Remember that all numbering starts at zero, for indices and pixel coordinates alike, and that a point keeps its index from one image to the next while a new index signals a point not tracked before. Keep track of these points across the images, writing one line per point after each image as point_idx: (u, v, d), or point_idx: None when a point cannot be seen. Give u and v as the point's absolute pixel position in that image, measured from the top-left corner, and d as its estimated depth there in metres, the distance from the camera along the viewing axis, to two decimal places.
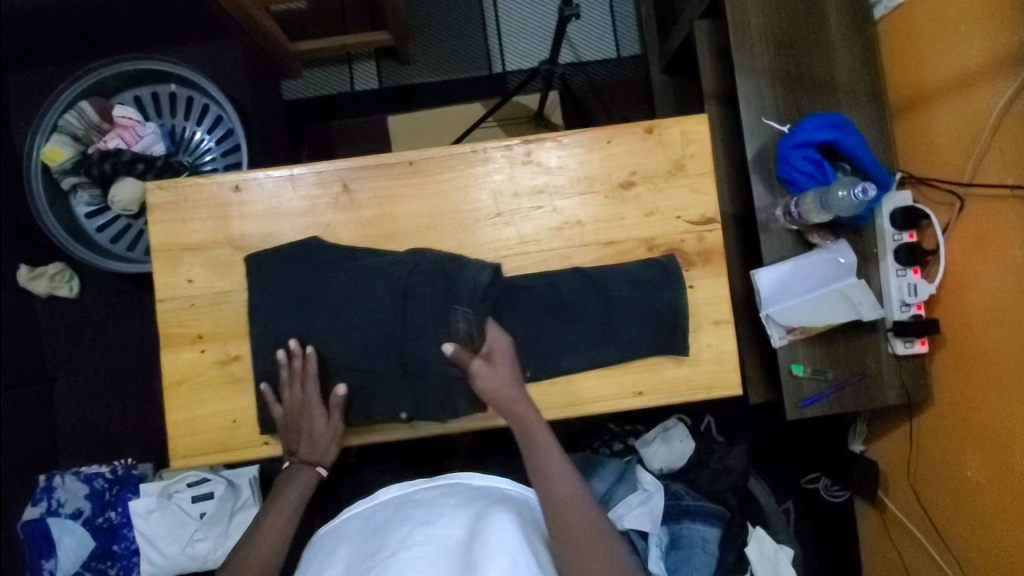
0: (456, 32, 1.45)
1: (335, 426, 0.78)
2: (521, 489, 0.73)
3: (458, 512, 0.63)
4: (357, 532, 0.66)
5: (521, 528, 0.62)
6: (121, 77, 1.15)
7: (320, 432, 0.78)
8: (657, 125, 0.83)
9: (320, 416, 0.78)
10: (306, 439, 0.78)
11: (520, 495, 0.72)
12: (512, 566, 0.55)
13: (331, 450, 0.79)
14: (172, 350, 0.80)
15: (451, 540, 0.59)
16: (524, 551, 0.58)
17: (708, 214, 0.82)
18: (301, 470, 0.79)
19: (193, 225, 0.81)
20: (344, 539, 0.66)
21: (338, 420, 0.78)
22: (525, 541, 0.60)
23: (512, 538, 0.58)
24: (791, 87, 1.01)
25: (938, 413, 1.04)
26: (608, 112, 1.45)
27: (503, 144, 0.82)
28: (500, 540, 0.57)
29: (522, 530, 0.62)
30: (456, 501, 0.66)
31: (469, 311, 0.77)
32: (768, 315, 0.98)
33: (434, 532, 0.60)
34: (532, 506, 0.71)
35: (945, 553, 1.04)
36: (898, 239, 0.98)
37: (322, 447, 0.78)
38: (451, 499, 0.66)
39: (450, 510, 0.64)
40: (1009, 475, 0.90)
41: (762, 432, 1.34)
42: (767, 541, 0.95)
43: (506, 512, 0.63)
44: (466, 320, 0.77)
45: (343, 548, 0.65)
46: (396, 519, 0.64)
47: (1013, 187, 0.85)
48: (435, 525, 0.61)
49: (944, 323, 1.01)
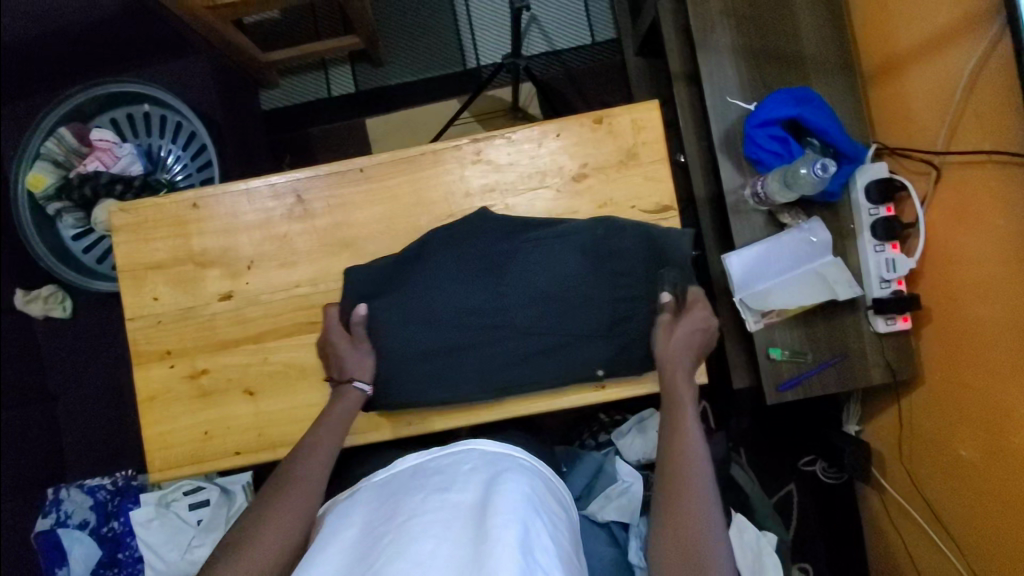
0: (428, 29, 1.44)
1: (362, 343, 0.79)
2: (535, 462, 0.68)
3: (472, 479, 0.60)
4: (373, 497, 0.63)
5: (534, 501, 0.59)
6: (97, 101, 1.18)
7: (350, 356, 0.77)
8: (606, 114, 0.82)
9: (348, 339, 0.78)
10: (342, 364, 0.77)
11: (534, 466, 0.67)
12: (525, 537, 0.52)
13: (367, 368, 0.78)
14: (143, 366, 0.83)
15: (465, 508, 0.57)
16: (537, 522, 0.56)
17: (663, 202, 0.81)
18: (343, 395, 0.76)
19: (155, 243, 0.83)
20: (361, 504, 0.63)
21: (363, 336, 0.79)
22: (539, 516, 0.57)
23: (524, 510, 0.56)
24: (756, 62, 0.98)
25: (926, 390, 1.01)
26: (585, 99, 1.43)
27: (453, 145, 0.82)
28: (511, 511, 0.54)
29: (538, 505, 0.59)
30: (470, 468, 0.62)
31: (678, 277, 0.79)
32: (741, 300, 0.96)
33: (448, 498, 0.58)
34: (547, 480, 0.66)
35: (942, 532, 1.01)
36: (875, 213, 0.95)
37: (361, 363, 0.78)
38: (465, 466, 0.63)
39: (463, 476, 0.61)
40: (1004, 453, 0.87)
41: (756, 417, 1.31)
42: (751, 530, 0.94)
43: (521, 486, 0.60)
44: (673, 281, 0.79)
45: (359, 512, 0.61)
46: (410, 486, 0.61)
47: (990, 153, 0.81)
48: (449, 491, 0.58)
49: (928, 297, 0.98)
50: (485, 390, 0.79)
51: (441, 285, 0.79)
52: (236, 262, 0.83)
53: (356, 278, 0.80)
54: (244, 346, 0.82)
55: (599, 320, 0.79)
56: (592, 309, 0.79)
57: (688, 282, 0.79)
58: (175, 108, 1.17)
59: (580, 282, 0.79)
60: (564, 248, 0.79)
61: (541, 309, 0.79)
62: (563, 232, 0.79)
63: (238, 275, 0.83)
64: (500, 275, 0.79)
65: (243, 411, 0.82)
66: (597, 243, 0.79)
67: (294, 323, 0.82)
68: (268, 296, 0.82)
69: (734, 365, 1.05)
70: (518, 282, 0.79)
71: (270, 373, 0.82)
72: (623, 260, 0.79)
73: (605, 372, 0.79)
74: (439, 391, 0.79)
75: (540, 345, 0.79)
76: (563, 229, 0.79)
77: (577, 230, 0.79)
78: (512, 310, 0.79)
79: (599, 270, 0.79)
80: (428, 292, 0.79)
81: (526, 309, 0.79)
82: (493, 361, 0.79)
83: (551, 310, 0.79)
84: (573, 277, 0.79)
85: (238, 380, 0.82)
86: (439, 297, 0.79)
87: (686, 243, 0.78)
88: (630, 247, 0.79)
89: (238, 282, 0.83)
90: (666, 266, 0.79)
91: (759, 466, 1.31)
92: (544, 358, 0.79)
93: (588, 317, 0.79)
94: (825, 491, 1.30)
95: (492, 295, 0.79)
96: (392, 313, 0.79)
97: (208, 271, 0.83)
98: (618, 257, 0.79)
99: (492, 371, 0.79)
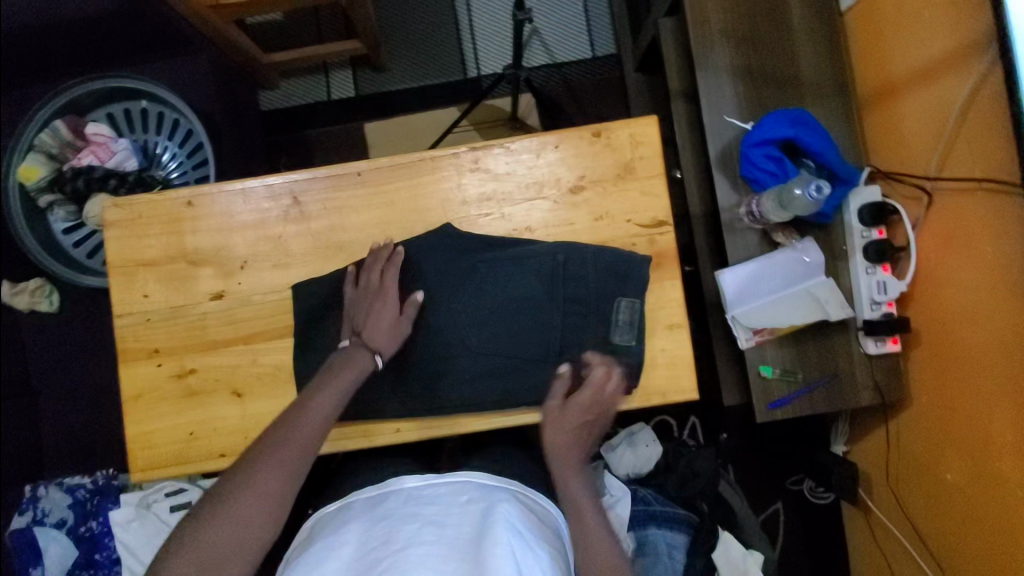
0: (430, 38, 1.45)
1: (404, 324, 0.78)
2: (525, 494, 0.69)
3: (467, 512, 0.61)
4: (364, 517, 0.62)
5: (529, 532, 0.59)
6: (94, 95, 1.19)
7: (390, 323, 0.77)
8: (604, 128, 0.83)
9: (394, 316, 0.77)
10: (380, 330, 0.76)
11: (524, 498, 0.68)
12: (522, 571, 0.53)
13: (392, 348, 0.77)
14: (130, 364, 0.82)
15: (460, 538, 0.57)
16: (532, 554, 0.56)
17: (659, 217, 0.82)
18: (357, 351, 0.74)
19: (148, 240, 0.83)
20: (352, 523, 0.62)
21: (408, 324, 0.78)
22: (535, 548, 0.58)
23: (516, 540, 0.56)
24: (755, 82, 1.00)
25: (914, 413, 1.01)
26: (583, 111, 1.44)
27: (451, 153, 0.83)
28: (510, 543, 0.55)
29: (532, 535, 0.59)
30: (465, 500, 0.62)
31: (633, 301, 0.79)
32: (734, 317, 0.96)
33: (444, 530, 0.57)
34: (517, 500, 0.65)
35: (927, 556, 1.01)
36: (866, 236, 0.96)
37: (390, 335, 0.77)
38: (461, 497, 0.63)
39: (459, 508, 0.61)
40: (990, 480, 0.87)
41: (745, 433, 1.32)
42: (736, 547, 0.94)
43: (516, 518, 0.60)
44: (629, 308, 0.79)
45: (350, 530, 0.61)
46: (404, 512, 0.61)
47: (980, 180, 0.83)
48: (444, 524, 0.58)
49: (917, 321, 0.99)
50: (469, 397, 0.78)
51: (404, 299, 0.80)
52: (228, 262, 0.82)
53: (312, 287, 0.80)
54: (234, 347, 0.82)
55: (537, 344, 0.78)
56: (530, 331, 0.79)
57: (642, 307, 0.79)
58: (173, 106, 1.17)
59: (534, 302, 0.79)
60: (512, 268, 0.79)
61: (473, 330, 0.79)
62: (504, 252, 0.80)
63: (231, 275, 0.82)
64: (456, 293, 0.80)
65: (230, 413, 0.81)
66: (546, 265, 0.79)
67: (284, 326, 0.81)
68: (259, 296, 0.82)
69: (724, 381, 1.06)
70: (474, 297, 0.79)
71: (259, 375, 0.81)
72: (628, 279, 0.79)
73: (557, 398, 0.78)
74: (430, 397, 0.78)
75: (488, 365, 0.78)
76: (520, 251, 0.79)
77: (585, 248, 0.79)
78: (467, 330, 0.79)
79: (555, 294, 0.79)
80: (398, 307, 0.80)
81: (478, 328, 0.79)
82: (486, 367, 0.78)
83: (503, 329, 0.79)
84: (527, 295, 0.79)
85: (225, 381, 0.81)
86: (428, 308, 0.80)
87: (644, 268, 0.78)
88: (580, 272, 0.79)
89: (231, 282, 0.82)
90: (624, 292, 0.79)
91: (746, 484, 1.31)
92: (542, 368, 0.78)
93: (598, 329, 0.79)
94: (813, 512, 1.30)
95: (482, 307, 0.79)
96: None
97: (200, 270, 0.82)
98: (574, 282, 0.79)
99: (487, 380, 0.78)
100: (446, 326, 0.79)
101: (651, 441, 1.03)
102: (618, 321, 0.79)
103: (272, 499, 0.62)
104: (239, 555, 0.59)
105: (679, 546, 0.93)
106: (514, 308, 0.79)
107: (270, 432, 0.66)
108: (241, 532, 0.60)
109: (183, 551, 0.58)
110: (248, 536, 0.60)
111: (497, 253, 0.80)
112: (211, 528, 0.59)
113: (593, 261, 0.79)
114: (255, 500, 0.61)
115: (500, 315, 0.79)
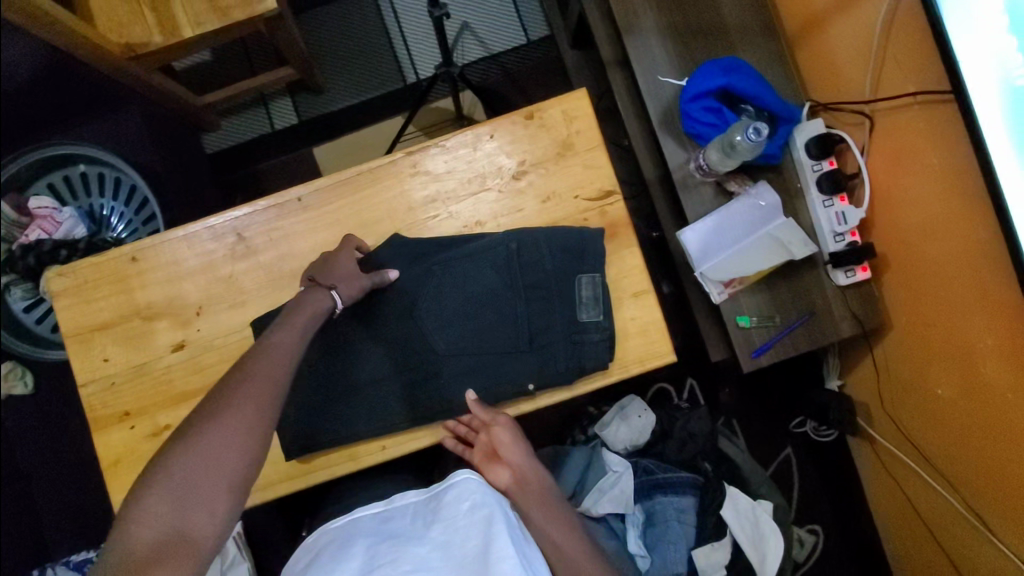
0: (362, 51, 1.44)
1: (365, 280, 0.76)
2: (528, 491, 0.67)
3: (471, 521, 0.59)
4: (372, 533, 0.61)
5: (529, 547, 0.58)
6: (30, 169, 1.17)
7: (349, 272, 0.75)
8: (536, 109, 0.82)
9: (354, 268, 0.76)
10: (342, 273, 0.75)
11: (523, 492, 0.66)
12: None
13: (349, 295, 0.75)
14: (102, 431, 0.80)
15: (467, 556, 0.55)
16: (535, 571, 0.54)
17: (606, 187, 0.81)
18: (313, 291, 0.73)
19: (98, 303, 0.81)
20: (359, 536, 0.61)
21: (369, 281, 0.76)
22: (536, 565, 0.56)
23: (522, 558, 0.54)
24: (682, 37, 0.99)
25: (897, 335, 1.01)
26: (527, 97, 1.43)
27: (388, 161, 0.82)
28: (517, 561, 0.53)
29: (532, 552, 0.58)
30: (468, 506, 0.60)
31: (594, 276, 0.78)
32: (702, 274, 0.96)
33: (451, 550, 0.56)
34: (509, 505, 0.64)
35: (934, 473, 1.01)
36: (818, 169, 0.96)
37: (348, 282, 0.75)
38: (464, 503, 0.61)
39: (464, 519, 0.59)
40: (978, 388, 0.88)
41: (741, 387, 1.32)
42: (745, 500, 0.94)
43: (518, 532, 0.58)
44: (591, 284, 0.78)
45: (358, 543, 0.60)
46: (413, 532, 0.60)
47: (914, 94, 0.83)
48: (451, 543, 0.57)
49: (881, 245, 0.99)
50: (448, 401, 0.77)
51: (366, 315, 0.79)
52: (184, 311, 0.81)
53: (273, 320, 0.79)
54: (206, 395, 0.80)
55: (506, 335, 0.77)
56: (498, 324, 0.78)
57: (604, 281, 0.78)
58: (112, 164, 1.16)
59: (497, 295, 0.78)
60: (468, 264, 0.78)
61: (440, 334, 0.78)
62: (459, 250, 0.79)
63: (188, 323, 0.81)
64: (417, 299, 0.79)
65: None
66: (504, 255, 0.78)
67: None
68: (221, 339, 0.80)
69: (706, 339, 1.05)
70: (436, 300, 0.78)
71: None
72: (585, 256, 0.78)
73: (536, 386, 0.77)
74: (409, 409, 0.77)
75: (461, 366, 0.77)
76: (472, 246, 0.79)
77: (537, 231, 0.79)
78: (433, 334, 0.78)
79: (515, 282, 0.78)
80: (362, 324, 0.79)
81: (445, 331, 0.78)
82: (460, 368, 0.77)
83: (469, 326, 0.78)
84: (488, 288, 0.78)
85: None
86: (392, 320, 0.79)
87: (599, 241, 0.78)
88: (535, 258, 0.78)
89: (190, 330, 0.81)
90: (584, 269, 0.78)
91: (752, 435, 1.31)
92: (516, 359, 0.77)
93: (564, 311, 0.78)
94: (821, 451, 1.30)
95: (445, 309, 0.78)
96: (345, 341, 0.79)
97: (157, 323, 0.81)
98: (532, 267, 0.78)
99: (463, 381, 0.77)
100: (413, 334, 0.79)
101: (642, 411, 1.01)
102: (583, 299, 0.78)
103: (249, 424, 0.60)
104: (216, 482, 0.57)
105: (688, 509, 0.93)
106: (477, 303, 0.78)
107: (240, 366, 0.65)
108: (217, 460, 0.58)
109: (157, 485, 0.56)
110: (223, 467, 0.58)
111: (451, 252, 0.79)
112: (182, 459, 0.57)
113: (547, 243, 0.78)
114: (233, 425, 0.60)
115: (464, 313, 0.78)
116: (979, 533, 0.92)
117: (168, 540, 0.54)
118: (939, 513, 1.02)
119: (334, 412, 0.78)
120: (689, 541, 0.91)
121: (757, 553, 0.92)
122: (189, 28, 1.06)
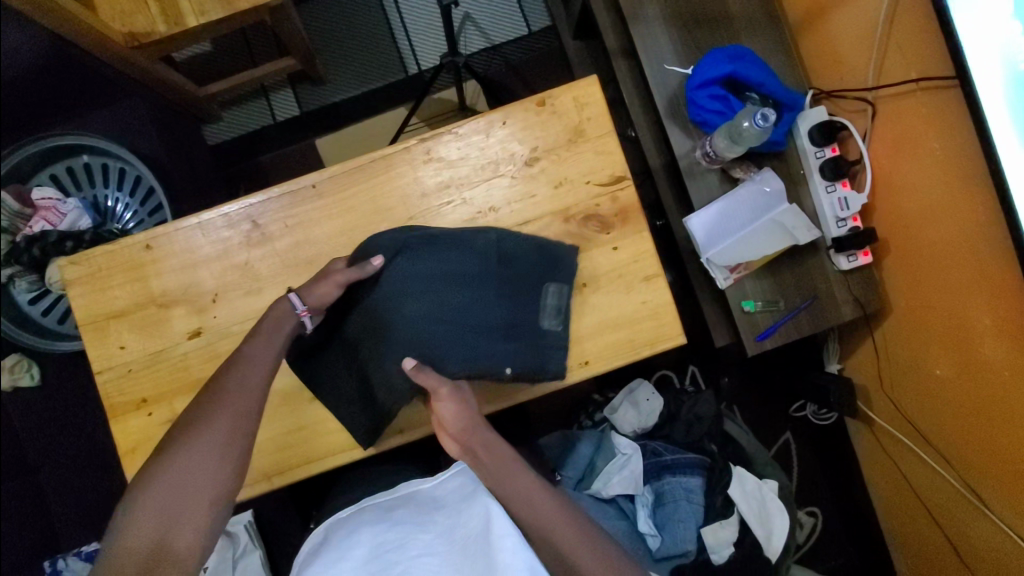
0: (364, 42, 1.44)
1: (331, 280, 0.73)
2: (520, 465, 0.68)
3: (473, 504, 0.61)
4: (377, 520, 0.63)
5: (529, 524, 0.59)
6: (31, 159, 1.16)
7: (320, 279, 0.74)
8: (547, 96, 0.83)
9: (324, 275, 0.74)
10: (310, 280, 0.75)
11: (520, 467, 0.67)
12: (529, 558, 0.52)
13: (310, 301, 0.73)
14: (120, 419, 0.81)
15: (469, 536, 0.57)
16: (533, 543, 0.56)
17: (617, 173, 0.83)
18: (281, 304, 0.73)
19: (114, 291, 0.81)
20: (364, 524, 0.63)
21: (335, 278, 0.73)
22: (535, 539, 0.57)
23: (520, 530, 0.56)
24: (688, 25, 1.00)
25: (897, 317, 1.04)
26: (530, 88, 1.44)
27: (402, 148, 0.82)
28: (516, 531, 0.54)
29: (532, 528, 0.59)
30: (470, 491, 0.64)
31: (559, 286, 0.80)
32: (708, 259, 0.98)
33: (453, 533, 0.58)
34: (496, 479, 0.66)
35: (931, 452, 1.03)
36: (821, 155, 0.98)
37: (315, 287, 0.73)
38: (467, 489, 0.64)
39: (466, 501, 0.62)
40: (975, 367, 0.91)
41: (743, 372, 1.34)
42: (751, 480, 0.97)
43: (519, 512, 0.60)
44: (556, 296, 0.80)
45: (364, 531, 0.61)
46: (415, 519, 0.62)
47: (917, 80, 0.85)
48: (453, 526, 0.59)
49: (882, 229, 1.01)
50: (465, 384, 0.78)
51: None
52: (200, 298, 0.81)
53: None
54: None
55: (498, 319, 0.77)
56: (486, 304, 0.77)
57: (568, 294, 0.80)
58: (115, 154, 1.16)
59: (479, 279, 0.77)
60: (451, 243, 0.77)
61: None
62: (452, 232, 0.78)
63: (205, 310, 0.81)
64: None
65: None
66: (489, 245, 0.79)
67: None
68: (238, 326, 0.81)
69: (711, 323, 1.07)
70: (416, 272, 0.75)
71: None
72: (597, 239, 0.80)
73: (512, 370, 0.77)
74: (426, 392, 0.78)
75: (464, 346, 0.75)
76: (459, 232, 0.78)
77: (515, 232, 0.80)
78: None
79: (495, 269, 0.78)
80: None
81: None
82: (463, 348, 0.75)
83: (452, 303, 0.75)
84: (471, 269, 0.77)
85: None
86: None
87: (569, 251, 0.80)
88: (524, 252, 0.80)
89: (206, 317, 0.81)
90: (553, 276, 0.80)
91: (753, 419, 1.34)
92: (500, 343, 0.77)
93: (528, 314, 0.79)
94: (820, 434, 1.33)
95: (426, 284, 0.75)
96: None
97: (173, 310, 0.81)
98: (510, 261, 0.79)
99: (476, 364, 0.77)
100: None
101: (650, 395, 1.05)
102: (546, 306, 0.80)
103: (225, 439, 0.62)
104: (197, 495, 0.59)
105: (697, 489, 0.94)
106: (460, 282, 0.76)
107: (222, 375, 0.67)
108: (194, 474, 0.59)
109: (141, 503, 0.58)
110: (200, 480, 0.59)
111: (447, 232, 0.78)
112: (163, 475, 0.59)
113: (521, 241, 0.80)
114: (209, 440, 0.61)
115: None
116: (974, 506, 0.96)
117: (151, 555, 0.55)
118: (936, 489, 1.05)
119: (352, 396, 0.79)
120: (698, 519, 0.92)
121: (764, 530, 0.94)
122: (195, 18, 1.05)
